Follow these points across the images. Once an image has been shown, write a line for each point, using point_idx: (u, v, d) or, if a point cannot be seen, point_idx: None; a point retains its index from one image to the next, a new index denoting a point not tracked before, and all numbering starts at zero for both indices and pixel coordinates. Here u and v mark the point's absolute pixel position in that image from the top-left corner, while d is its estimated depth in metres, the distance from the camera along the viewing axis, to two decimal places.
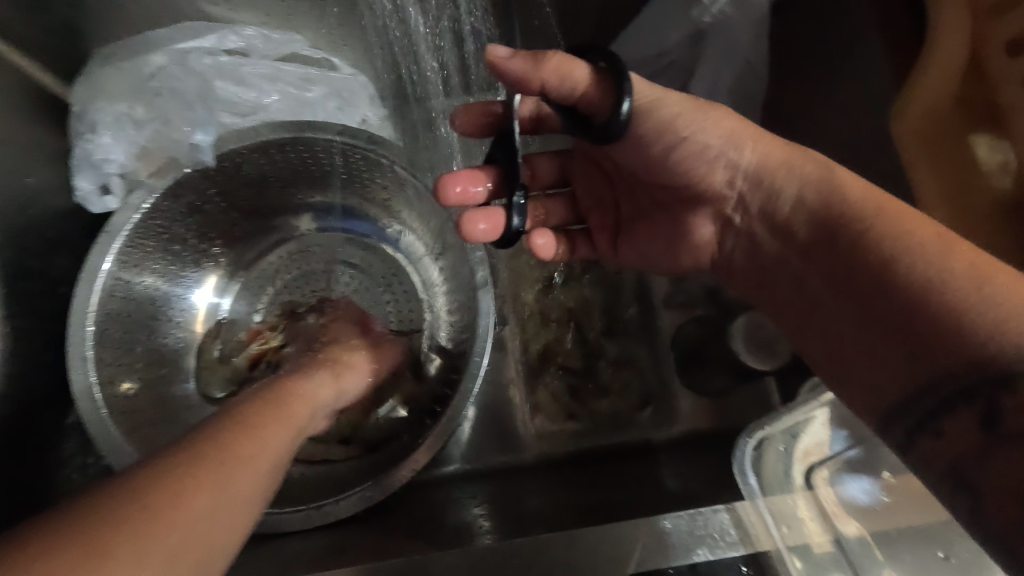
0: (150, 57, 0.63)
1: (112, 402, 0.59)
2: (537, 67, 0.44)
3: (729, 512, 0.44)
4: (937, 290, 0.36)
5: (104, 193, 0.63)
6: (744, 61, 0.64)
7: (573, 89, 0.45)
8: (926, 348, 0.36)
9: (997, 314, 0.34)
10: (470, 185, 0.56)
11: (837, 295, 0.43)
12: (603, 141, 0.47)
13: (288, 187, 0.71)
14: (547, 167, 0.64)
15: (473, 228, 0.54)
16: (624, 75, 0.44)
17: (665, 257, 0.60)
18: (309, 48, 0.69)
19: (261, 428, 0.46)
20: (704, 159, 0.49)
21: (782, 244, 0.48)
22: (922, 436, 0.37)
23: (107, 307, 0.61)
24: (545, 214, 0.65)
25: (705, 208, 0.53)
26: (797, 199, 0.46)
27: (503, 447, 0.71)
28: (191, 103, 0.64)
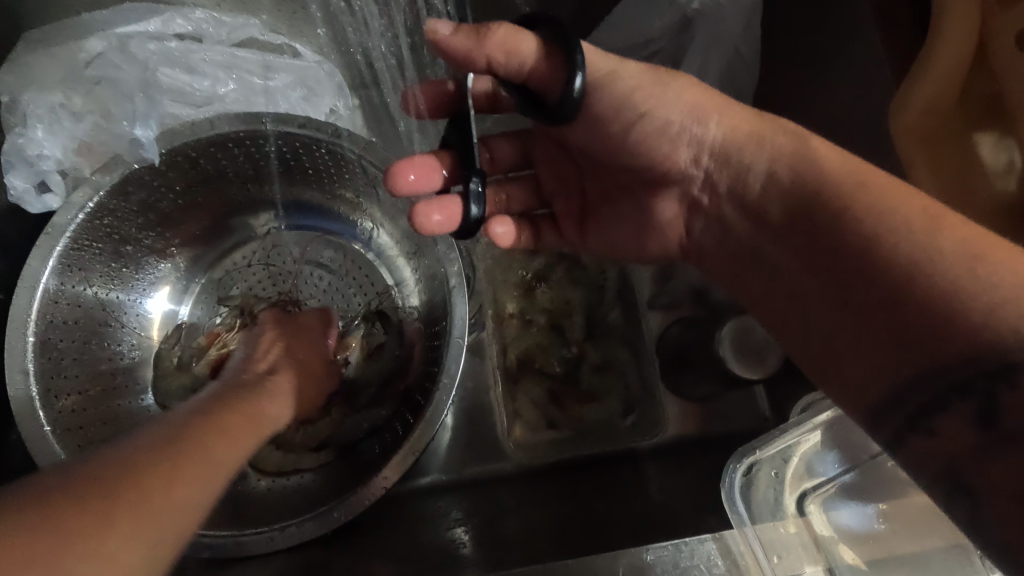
0: (86, 43, 0.58)
1: (58, 419, 0.55)
2: (481, 42, 0.43)
3: (716, 541, 0.40)
4: (925, 273, 0.32)
5: (42, 191, 0.58)
6: (734, 51, 0.60)
7: (521, 64, 0.44)
8: (914, 338, 0.33)
9: (994, 295, 0.30)
10: (424, 172, 0.52)
11: (814, 278, 0.39)
12: (557, 120, 0.46)
13: (249, 182, 0.67)
14: (506, 150, 0.60)
15: (428, 220, 0.51)
16: (576, 48, 0.43)
17: (630, 242, 0.56)
18: (266, 33, 0.64)
19: (236, 425, 0.44)
20: (665, 135, 0.46)
21: (756, 227, 0.45)
22: (912, 435, 0.33)
23: (49, 315, 0.56)
24: (508, 198, 0.61)
25: (670, 190, 0.50)
26: (768, 173, 0.43)
27: (481, 458, 0.68)
28: (133, 93, 0.59)
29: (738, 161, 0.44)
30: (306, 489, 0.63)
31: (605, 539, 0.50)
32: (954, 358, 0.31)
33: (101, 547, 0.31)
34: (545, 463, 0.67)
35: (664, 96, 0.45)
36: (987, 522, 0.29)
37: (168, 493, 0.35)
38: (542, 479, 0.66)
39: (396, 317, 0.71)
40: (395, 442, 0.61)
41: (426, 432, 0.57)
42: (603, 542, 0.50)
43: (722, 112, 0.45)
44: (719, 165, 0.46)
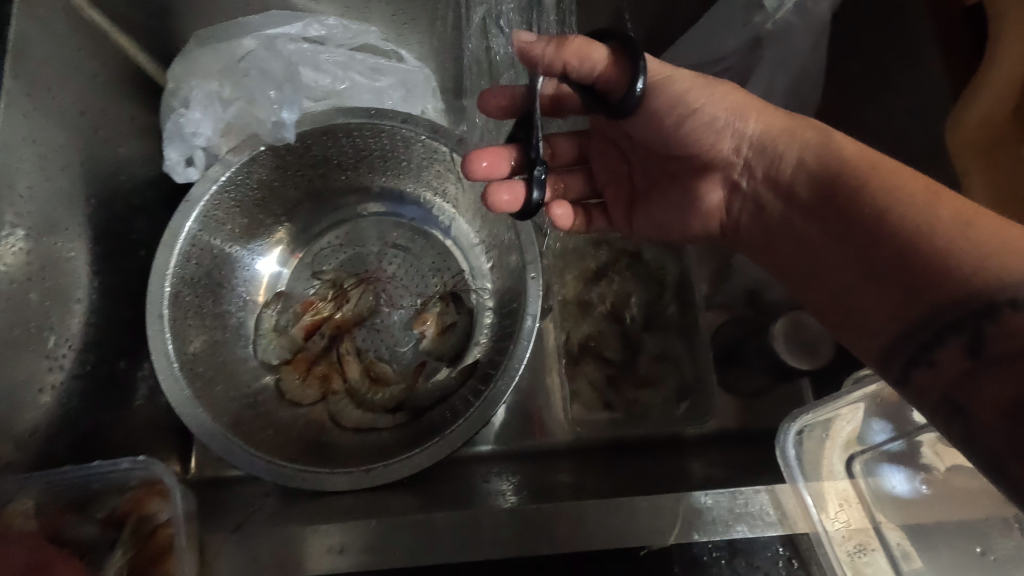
0: (242, 41, 0.68)
1: (183, 358, 0.64)
2: (560, 50, 0.51)
3: (769, 494, 0.48)
4: (927, 236, 0.39)
5: (189, 164, 0.68)
6: (802, 70, 0.65)
7: (592, 69, 0.51)
8: (919, 288, 0.39)
9: (984, 252, 0.37)
10: (496, 159, 0.59)
11: (836, 245, 0.45)
12: (616, 115, 0.51)
13: (348, 168, 0.75)
14: (566, 146, 0.66)
15: (498, 201, 0.58)
16: (639, 55, 0.49)
17: (677, 225, 0.62)
18: (381, 39, 0.73)
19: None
20: (710, 128, 0.52)
21: (785, 205, 0.51)
22: (916, 369, 0.39)
23: (182, 272, 0.66)
24: (564, 187, 0.68)
25: (715, 175, 0.56)
26: (798, 160, 0.49)
27: (537, 432, 0.73)
28: (276, 83, 0.68)
29: (774, 156, 0.51)
30: (381, 444, 0.69)
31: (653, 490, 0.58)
32: (949, 301, 0.37)
33: None
34: (598, 442, 0.72)
35: (710, 92, 0.51)
36: (976, 431, 0.35)
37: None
38: (593, 455, 0.71)
39: (470, 299, 0.78)
40: (462, 408, 0.68)
41: (493, 399, 0.64)
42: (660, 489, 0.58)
43: (761, 114, 0.51)
44: (757, 155, 0.52)
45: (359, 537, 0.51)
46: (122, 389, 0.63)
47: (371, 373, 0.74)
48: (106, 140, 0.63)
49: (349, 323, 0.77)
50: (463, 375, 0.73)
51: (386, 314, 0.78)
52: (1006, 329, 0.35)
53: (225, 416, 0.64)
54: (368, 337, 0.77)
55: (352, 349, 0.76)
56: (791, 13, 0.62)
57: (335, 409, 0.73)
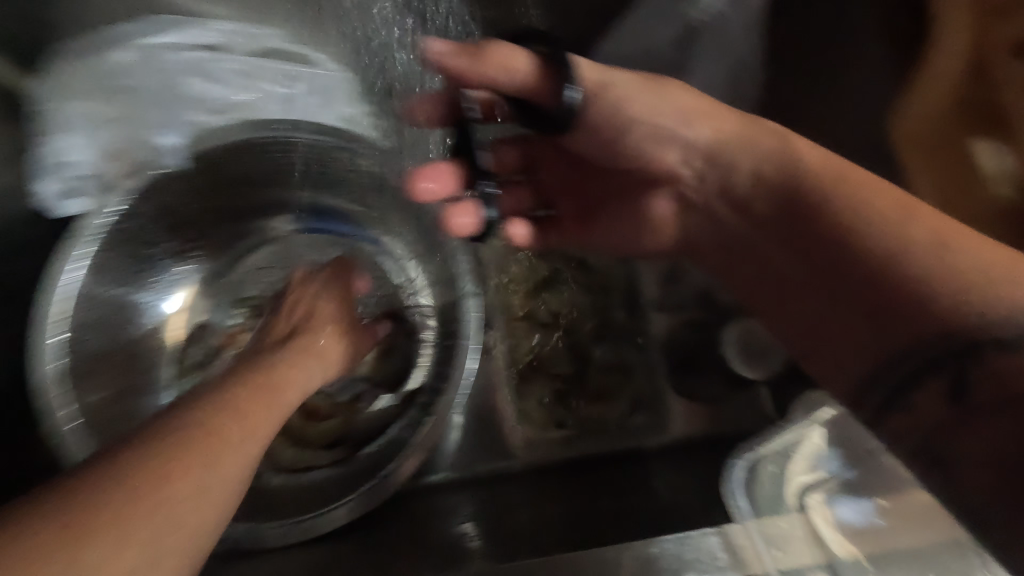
0: (113, 54, 0.61)
1: (88, 410, 0.58)
2: (478, 63, 0.44)
3: (719, 535, 0.44)
4: (898, 262, 0.37)
5: (70, 196, 0.61)
6: (741, 59, 0.61)
7: (519, 82, 0.44)
8: (894, 321, 0.37)
9: (963, 281, 0.35)
10: (445, 180, 0.52)
11: (806, 272, 0.43)
12: (558, 125, 0.47)
13: (261, 184, 0.67)
14: (512, 157, 0.61)
15: (459, 224, 0.53)
16: (569, 64, 0.44)
17: (627, 243, 0.59)
18: (287, 42, 0.66)
19: (249, 413, 0.45)
20: (658, 139, 0.49)
21: (746, 222, 0.49)
22: (892, 412, 0.37)
23: (83, 318, 0.59)
24: (514, 205, 0.61)
25: (660, 189, 0.54)
26: (754, 173, 0.47)
27: (491, 455, 0.69)
28: (158, 102, 0.62)
29: (727, 164, 0.48)
30: (325, 486, 0.64)
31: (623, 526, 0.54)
32: (928, 335, 0.35)
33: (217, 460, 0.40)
34: (552, 462, 0.69)
35: (661, 97, 0.47)
36: (957, 480, 0.33)
37: (171, 503, 0.37)
38: (551, 477, 0.67)
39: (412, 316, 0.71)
40: (411, 432, 0.63)
41: (437, 428, 0.60)
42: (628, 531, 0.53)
43: (714, 119, 0.48)
44: (708, 164, 0.49)
45: None
46: None
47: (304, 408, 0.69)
48: None
49: None
50: (406, 404, 0.68)
51: None
52: (989, 372, 0.33)
53: None
54: None
55: None
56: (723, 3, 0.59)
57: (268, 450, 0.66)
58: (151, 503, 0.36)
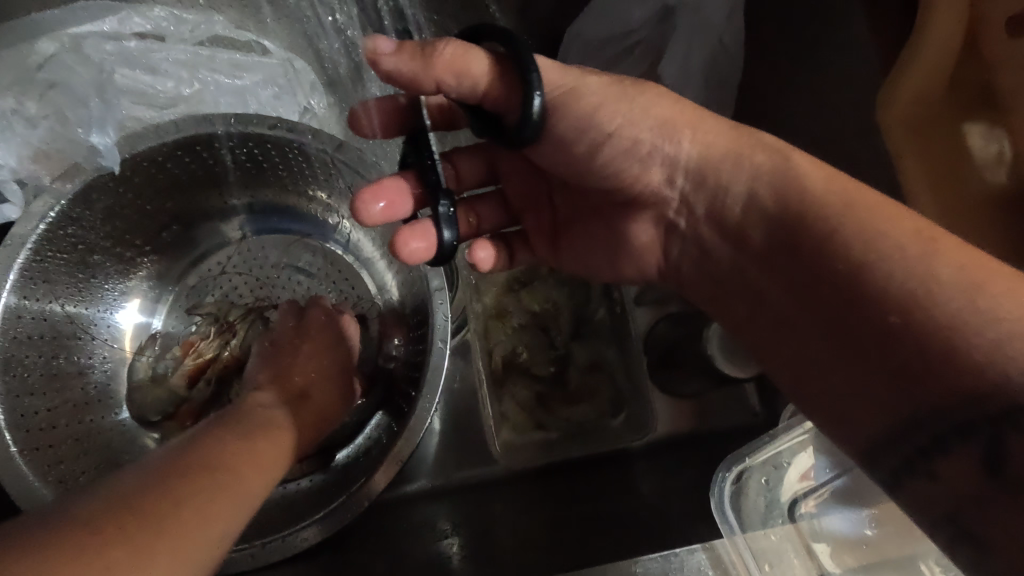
0: (37, 45, 0.56)
1: (26, 438, 0.53)
2: (429, 65, 0.41)
3: (706, 552, 0.42)
4: (924, 311, 0.32)
5: (1, 201, 0.56)
6: (717, 41, 0.58)
7: (474, 86, 0.42)
8: (915, 377, 0.33)
9: (994, 331, 0.30)
10: (394, 197, 0.50)
11: (807, 312, 0.39)
12: (514, 141, 0.44)
13: (215, 183, 0.64)
14: (469, 166, 0.58)
15: (407, 248, 0.49)
16: (531, 66, 0.41)
17: (605, 265, 0.57)
18: (232, 30, 0.62)
19: (264, 445, 0.48)
20: (635, 155, 0.46)
21: (737, 252, 0.45)
22: (912, 476, 0.34)
23: (15, 332, 0.54)
24: (477, 219, 0.60)
25: (646, 212, 0.51)
26: (748, 195, 0.43)
27: (470, 462, 0.67)
28: (87, 98, 0.57)
29: (716, 188, 0.45)
30: (293, 497, 0.60)
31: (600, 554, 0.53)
32: (949, 392, 0.32)
33: (242, 482, 0.42)
34: (536, 467, 0.66)
35: (633, 107, 0.44)
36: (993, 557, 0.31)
37: (213, 506, 0.38)
38: (534, 482, 0.65)
39: (375, 307, 0.69)
40: (386, 441, 0.59)
41: (411, 438, 0.55)
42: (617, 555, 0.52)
43: (698, 134, 0.45)
44: (692, 186, 0.46)
45: None
46: None
47: None
48: None
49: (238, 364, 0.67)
50: (375, 402, 0.66)
51: None
52: None
53: None
54: None
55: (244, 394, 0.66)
56: None
57: None
58: (204, 505, 0.38)
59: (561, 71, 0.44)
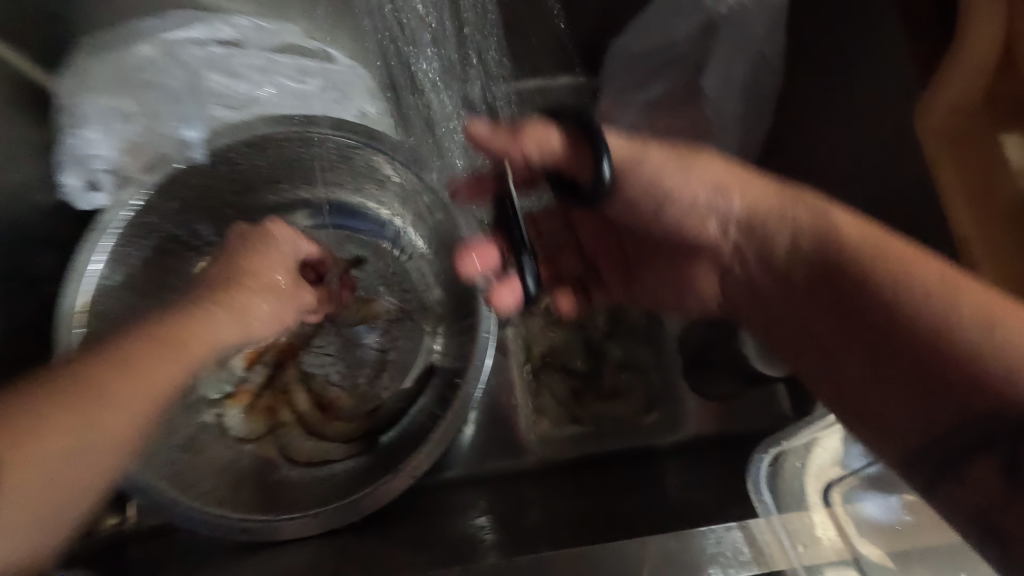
0: (137, 49, 0.62)
1: None
2: (515, 141, 0.47)
3: (742, 530, 0.45)
4: (954, 334, 0.36)
5: (92, 189, 0.61)
6: (757, 54, 0.60)
7: (554, 158, 0.47)
8: (943, 392, 0.36)
9: (1010, 360, 0.34)
10: (485, 253, 0.54)
11: (845, 337, 0.41)
12: (591, 200, 0.49)
13: (281, 179, 0.68)
14: (550, 223, 0.64)
15: (500, 301, 0.52)
16: (601, 137, 0.46)
17: (672, 299, 0.59)
18: (305, 39, 0.67)
19: (185, 340, 0.46)
20: (690, 208, 0.48)
21: (784, 291, 0.46)
22: (944, 482, 0.36)
23: (99, 309, 0.59)
24: (558, 270, 0.64)
25: (704, 259, 0.52)
26: (792, 242, 0.45)
27: (503, 453, 0.69)
28: (179, 95, 0.63)
29: (762, 242, 0.46)
30: (339, 478, 0.65)
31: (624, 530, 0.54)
32: (977, 409, 0.34)
33: (101, 387, 0.42)
34: (567, 458, 0.68)
35: (684, 170, 0.47)
36: (1017, 564, 0.32)
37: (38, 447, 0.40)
38: (565, 473, 0.67)
39: (423, 302, 0.72)
40: (429, 424, 0.64)
41: (450, 424, 0.59)
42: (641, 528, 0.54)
43: (749, 194, 0.46)
44: (744, 236, 0.47)
45: None
46: None
47: (320, 401, 0.69)
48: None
49: (293, 348, 0.70)
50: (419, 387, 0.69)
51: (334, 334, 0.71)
52: None
53: (162, 468, 0.59)
54: (315, 361, 0.70)
55: (298, 377, 0.70)
56: None
57: (286, 441, 0.68)
58: (49, 430, 0.40)
59: (629, 146, 0.47)
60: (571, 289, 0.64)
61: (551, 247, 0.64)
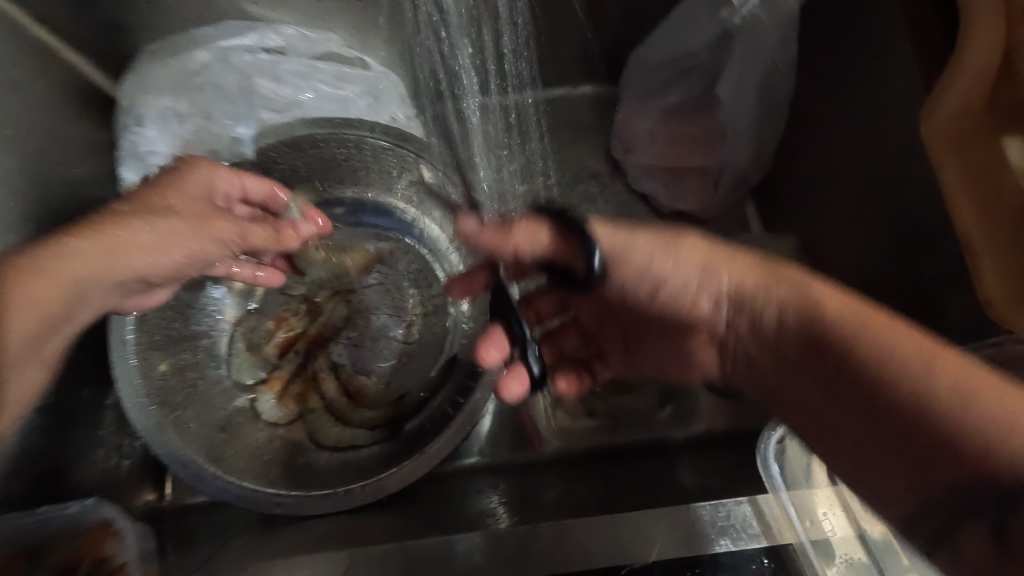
0: (194, 55, 0.68)
1: (151, 383, 0.63)
2: (507, 238, 0.49)
3: (751, 504, 0.47)
4: (933, 399, 0.33)
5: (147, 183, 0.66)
6: (770, 62, 0.63)
7: (545, 252, 0.49)
8: (927, 455, 0.33)
9: (996, 428, 0.31)
10: (494, 346, 0.56)
11: (833, 403, 0.38)
12: (588, 285, 0.49)
13: (313, 179, 0.72)
14: (547, 305, 0.64)
15: (511, 390, 0.55)
16: (587, 231, 0.47)
17: (674, 370, 0.58)
18: (342, 47, 0.72)
19: (50, 272, 0.45)
20: (681, 288, 0.48)
21: (775, 362, 0.44)
22: (942, 547, 0.33)
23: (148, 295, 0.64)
24: (560, 349, 0.66)
25: (700, 335, 0.50)
26: (778, 317, 0.43)
27: (520, 445, 0.71)
28: (231, 97, 0.68)
29: (751, 321, 0.45)
30: (364, 460, 0.68)
31: (643, 497, 0.55)
32: (971, 481, 0.31)
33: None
34: (582, 448, 0.71)
35: (670, 252, 0.47)
36: None
37: None
38: (579, 463, 0.69)
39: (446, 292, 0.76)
40: (450, 412, 0.66)
41: (471, 412, 0.63)
42: (657, 495, 0.55)
43: (735, 274, 0.45)
44: (734, 313, 0.46)
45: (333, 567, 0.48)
46: (87, 417, 0.62)
47: (348, 389, 0.73)
48: (62, 159, 0.62)
49: (323, 338, 0.74)
50: (443, 377, 0.72)
51: (363, 326, 0.74)
52: None
53: (201, 444, 0.64)
54: (344, 352, 0.74)
55: (327, 366, 0.74)
56: (758, 6, 0.61)
57: (314, 426, 0.71)
58: None
59: (614, 236, 0.48)
60: (571, 372, 0.65)
61: (550, 327, 0.66)
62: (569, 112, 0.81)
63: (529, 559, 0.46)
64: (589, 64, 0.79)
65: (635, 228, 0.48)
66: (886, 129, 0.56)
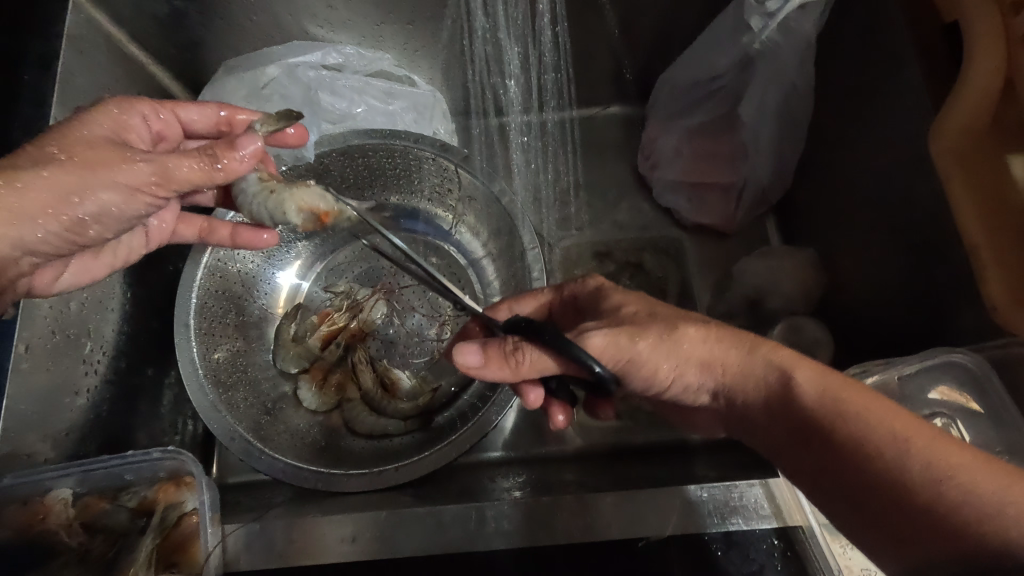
0: (266, 69, 0.74)
1: (208, 365, 0.68)
2: (515, 372, 0.45)
3: (763, 487, 0.51)
4: (920, 485, 0.34)
5: None
6: (789, 84, 0.68)
7: (558, 370, 0.45)
8: (919, 535, 0.34)
9: (987, 503, 0.33)
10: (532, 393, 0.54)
11: (827, 487, 0.38)
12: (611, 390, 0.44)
13: (361, 187, 0.78)
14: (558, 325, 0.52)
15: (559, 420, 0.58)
16: (575, 349, 0.41)
17: (681, 423, 0.57)
18: (393, 66, 0.79)
19: None
20: (680, 387, 0.44)
21: (761, 439, 0.43)
22: None
23: (208, 284, 0.70)
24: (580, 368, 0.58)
25: (703, 413, 0.48)
26: (765, 404, 0.41)
27: (543, 440, 0.75)
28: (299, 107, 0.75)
29: (744, 415, 0.43)
30: (396, 446, 0.71)
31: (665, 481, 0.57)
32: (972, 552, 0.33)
33: None
34: (601, 446, 0.74)
35: (672, 352, 0.42)
36: None
37: None
38: (598, 458, 0.72)
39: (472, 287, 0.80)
40: (476, 407, 0.69)
41: (497, 405, 0.65)
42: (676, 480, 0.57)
43: (730, 373, 0.42)
44: (731, 406, 0.44)
45: (368, 529, 0.53)
46: (149, 392, 0.68)
47: (383, 381, 0.76)
48: None
49: (361, 333, 0.80)
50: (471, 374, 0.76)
51: (399, 325, 0.81)
52: None
53: (247, 421, 0.68)
54: (380, 348, 0.80)
55: (365, 358, 0.78)
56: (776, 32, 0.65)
57: (349, 414, 0.76)
58: None
59: (613, 346, 0.42)
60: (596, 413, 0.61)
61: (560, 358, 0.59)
62: (600, 130, 0.87)
63: (555, 529, 0.51)
64: (619, 83, 0.84)
65: (636, 333, 0.42)
66: (900, 144, 0.59)
